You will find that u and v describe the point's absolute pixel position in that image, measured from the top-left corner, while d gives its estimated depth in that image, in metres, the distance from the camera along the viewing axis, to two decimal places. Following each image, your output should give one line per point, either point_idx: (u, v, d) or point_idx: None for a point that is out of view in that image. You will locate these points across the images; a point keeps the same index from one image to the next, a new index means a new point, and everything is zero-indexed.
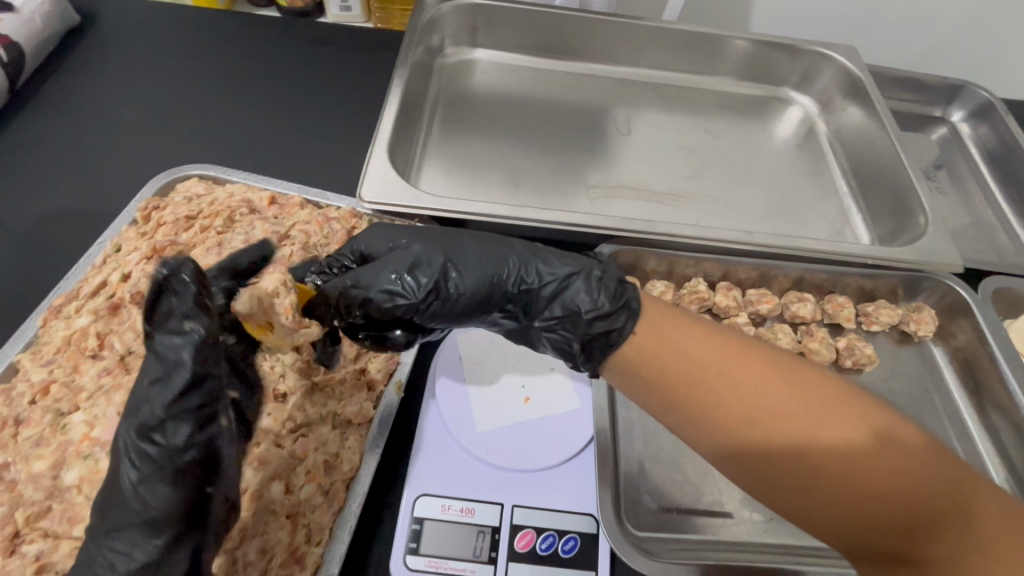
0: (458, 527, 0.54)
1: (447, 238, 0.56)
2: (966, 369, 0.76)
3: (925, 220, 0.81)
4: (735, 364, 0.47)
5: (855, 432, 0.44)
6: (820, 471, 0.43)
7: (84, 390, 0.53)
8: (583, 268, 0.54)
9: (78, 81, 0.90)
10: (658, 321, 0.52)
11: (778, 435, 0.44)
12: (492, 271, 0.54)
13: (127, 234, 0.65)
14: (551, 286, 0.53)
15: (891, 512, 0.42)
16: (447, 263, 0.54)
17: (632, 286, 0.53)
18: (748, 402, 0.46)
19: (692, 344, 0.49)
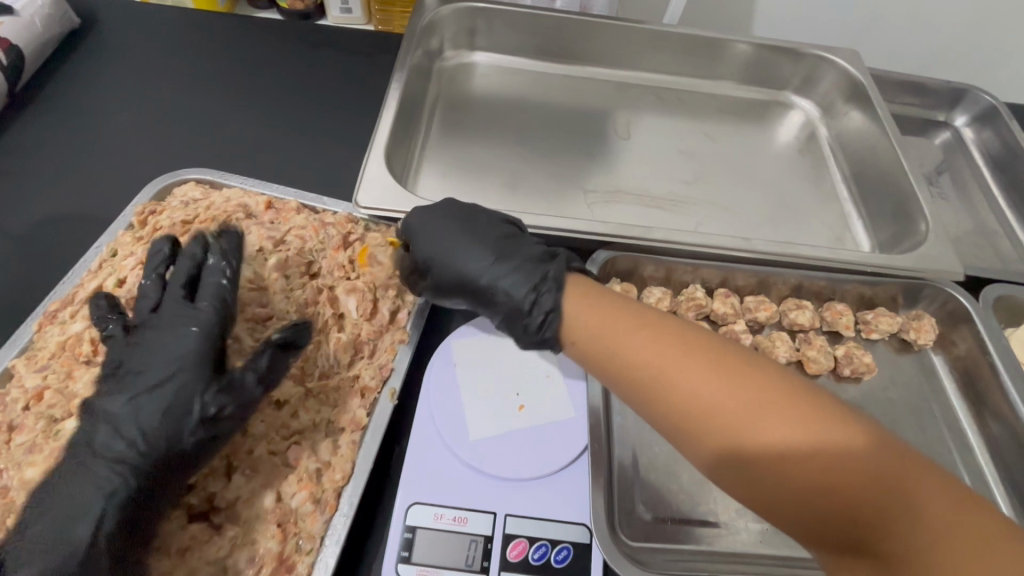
0: (451, 537, 0.54)
1: (445, 235, 0.62)
2: (966, 378, 0.75)
3: (925, 227, 0.80)
4: (682, 358, 0.47)
5: (805, 426, 0.43)
6: (766, 463, 0.43)
7: (77, 396, 0.54)
8: (527, 290, 0.56)
9: (78, 84, 0.90)
10: (608, 318, 0.52)
11: (727, 429, 0.44)
12: (460, 277, 0.60)
13: (123, 239, 0.65)
14: (500, 308, 0.59)
15: (838, 505, 0.41)
16: (430, 270, 0.62)
17: (561, 314, 0.54)
18: (694, 394, 0.46)
19: (640, 340, 0.49)
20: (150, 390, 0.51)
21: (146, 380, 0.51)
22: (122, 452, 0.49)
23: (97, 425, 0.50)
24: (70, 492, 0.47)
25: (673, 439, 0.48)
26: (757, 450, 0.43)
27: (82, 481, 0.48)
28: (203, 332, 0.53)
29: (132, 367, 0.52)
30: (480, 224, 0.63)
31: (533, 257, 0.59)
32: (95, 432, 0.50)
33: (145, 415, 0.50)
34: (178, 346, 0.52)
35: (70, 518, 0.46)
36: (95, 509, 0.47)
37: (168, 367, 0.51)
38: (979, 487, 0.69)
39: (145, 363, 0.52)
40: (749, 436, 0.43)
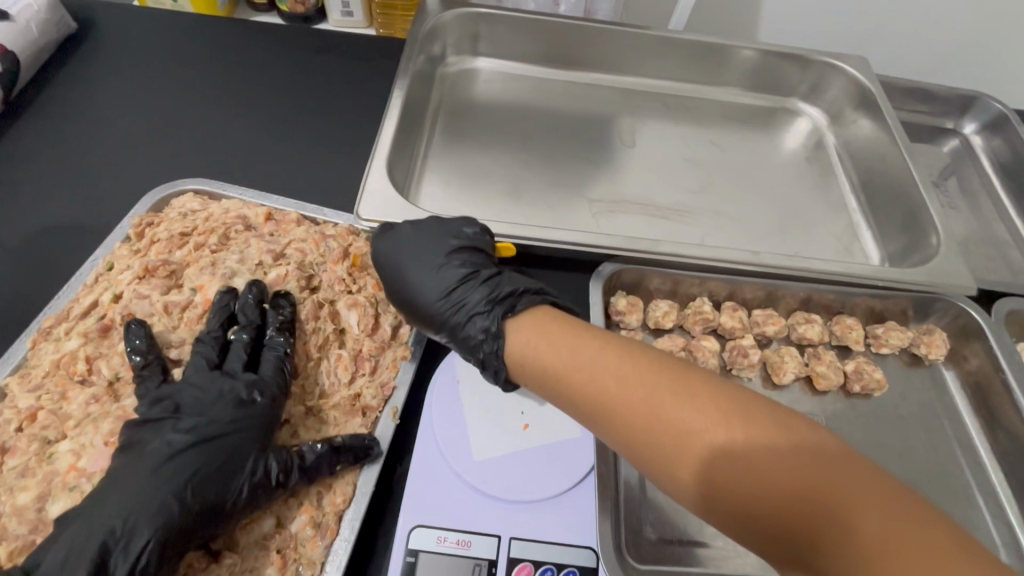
0: (454, 561, 0.53)
1: (399, 278, 0.62)
2: (978, 394, 0.74)
3: (937, 240, 0.79)
4: (624, 371, 0.47)
5: (748, 434, 0.42)
6: (712, 475, 0.41)
7: (71, 418, 0.52)
8: (474, 341, 0.58)
9: (75, 90, 0.89)
10: (552, 333, 0.52)
11: (673, 442, 0.43)
12: (419, 322, 0.62)
13: (119, 252, 0.64)
14: (454, 338, 0.60)
15: (784, 515, 0.40)
16: (393, 296, 0.63)
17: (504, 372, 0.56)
18: (638, 409, 0.45)
19: (583, 354, 0.49)
20: (216, 440, 0.52)
21: (210, 430, 0.53)
22: (171, 491, 0.49)
23: (147, 463, 0.49)
24: (102, 525, 0.46)
25: (625, 454, 0.47)
26: (703, 463, 0.42)
27: (120, 513, 0.47)
28: (265, 391, 0.55)
29: (192, 418, 0.53)
30: (431, 263, 0.61)
31: (479, 304, 0.58)
32: (126, 469, 0.49)
33: (205, 462, 0.51)
34: (234, 396, 0.55)
35: (98, 548, 0.45)
36: (128, 545, 0.46)
37: (238, 424, 0.53)
38: (992, 506, 0.67)
39: (211, 415, 0.54)
40: (694, 448, 0.42)
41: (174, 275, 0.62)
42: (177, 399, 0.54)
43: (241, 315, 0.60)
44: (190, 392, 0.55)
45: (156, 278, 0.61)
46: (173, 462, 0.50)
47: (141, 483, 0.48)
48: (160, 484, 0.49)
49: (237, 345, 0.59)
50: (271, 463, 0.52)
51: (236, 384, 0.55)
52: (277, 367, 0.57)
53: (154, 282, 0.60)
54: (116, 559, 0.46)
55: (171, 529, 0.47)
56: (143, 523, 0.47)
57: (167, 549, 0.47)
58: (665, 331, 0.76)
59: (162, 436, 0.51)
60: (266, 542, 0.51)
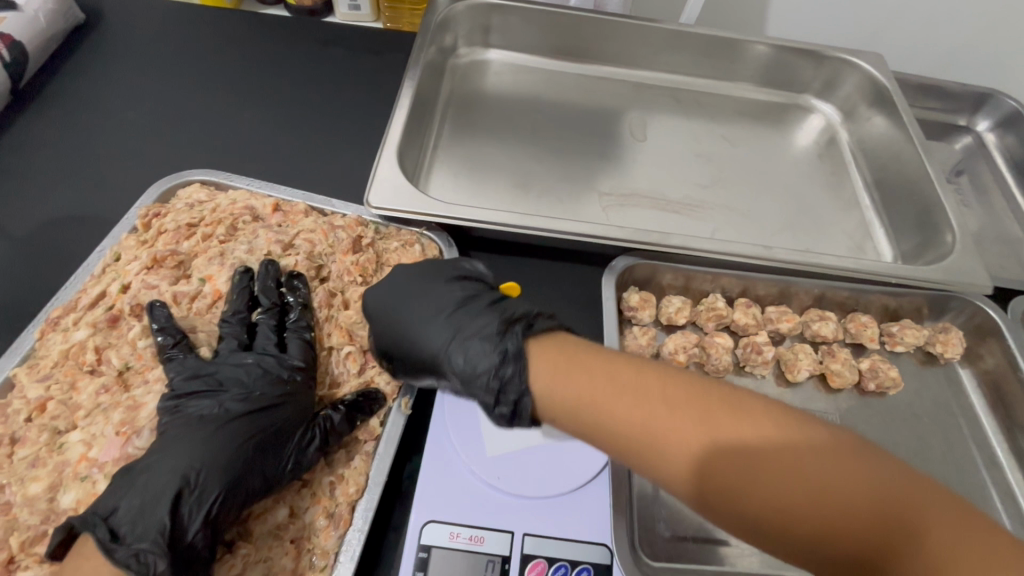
0: (467, 556, 0.52)
1: (398, 317, 0.58)
2: (994, 392, 0.73)
3: (952, 238, 0.78)
4: (663, 402, 0.44)
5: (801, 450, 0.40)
6: (770, 500, 0.39)
7: (82, 408, 0.52)
8: (487, 371, 0.51)
9: (82, 81, 0.88)
10: (578, 362, 0.48)
11: (718, 472, 0.41)
12: (420, 360, 0.56)
13: (127, 242, 0.63)
14: (464, 377, 0.53)
15: (849, 533, 0.38)
16: (393, 343, 0.57)
17: (527, 403, 0.49)
18: (685, 440, 0.42)
19: (616, 381, 0.46)
20: (265, 410, 0.53)
21: (259, 401, 0.53)
22: (232, 448, 0.50)
23: (202, 426, 0.50)
24: (171, 477, 0.47)
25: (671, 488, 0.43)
26: (755, 489, 0.40)
27: (185, 468, 0.47)
28: (303, 370, 0.56)
29: (237, 389, 0.54)
30: (434, 294, 0.58)
31: (488, 328, 0.54)
32: (185, 430, 0.50)
33: (258, 425, 0.52)
34: (278, 371, 0.55)
35: (173, 496, 0.46)
36: (198, 497, 0.47)
37: (285, 394, 0.54)
38: (1008, 505, 0.66)
39: (257, 384, 0.54)
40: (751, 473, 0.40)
41: (182, 265, 0.62)
42: (221, 375, 0.55)
43: (261, 298, 0.60)
44: (231, 369, 0.55)
45: (164, 268, 0.60)
46: (225, 427, 0.51)
47: (197, 444, 0.49)
48: (221, 445, 0.50)
49: (261, 328, 0.58)
50: (315, 430, 0.53)
51: (271, 357, 0.56)
52: (300, 345, 0.57)
53: (162, 272, 0.60)
54: (186, 510, 0.46)
55: (236, 485, 0.48)
56: (208, 479, 0.47)
57: (229, 503, 0.48)
58: (677, 327, 0.75)
59: (212, 401, 0.52)
60: (282, 527, 0.51)
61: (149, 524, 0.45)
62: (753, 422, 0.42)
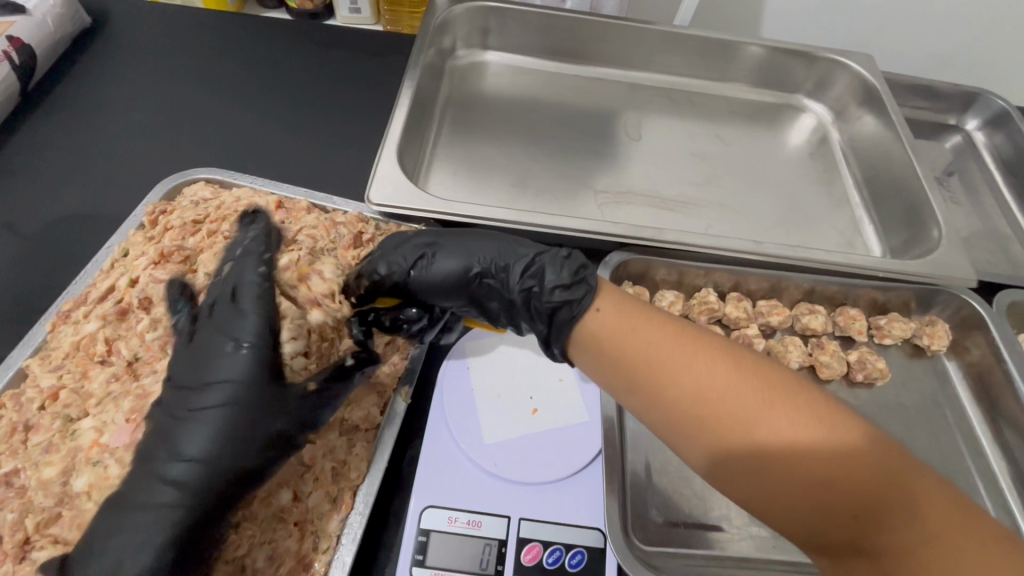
0: (465, 540, 0.54)
1: (450, 232, 0.63)
2: (980, 384, 0.74)
3: (939, 233, 0.80)
4: (696, 356, 0.49)
5: (808, 421, 0.45)
6: (772, 454, 0.44)
7: (93, 396, 0.54)
8: (551, 259, 0.59)
9: (90, 83, 0.90)
10: (624, 315, 0.54)
11: (731, 423, 0.46)
12: (473, 253, 0.60)
13: (134, 238, 0.65)
14: (525, 264, 0.59)
15: (840, 502, 0.42)
16: (437, 246, 0.60)
17: (594, 269, 0.57)
18: (705, 386, 0.47)
19: (657, 335, 0.51)
20: (210, 418, 0.48)
21: (206, 410, 0.48)
22: (173, 472, 0.47)
23: (158, 444, 0.48)
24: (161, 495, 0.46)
25: (675, 438, 0.49)
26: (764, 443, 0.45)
27: (147, 496, 0.46)
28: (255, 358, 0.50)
29: (201, 390, 0.49)
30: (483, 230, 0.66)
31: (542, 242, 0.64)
32: (149, 448, 0.48)
33: (202, 439, 0.47)
34: (230, 367, 0.50)
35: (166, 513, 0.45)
36: (190, 514, 0.46)
37: (254, 395, 0.49)
38: (992, 492, 0.68)
39: (222, 387, 0.49)
40: (756, 425, 0.45)
41: (188, 260, 0.63)
42: (186, 374, 0.51)
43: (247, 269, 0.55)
44: (200, 360, 0.51)
45: (171, 263, 0.62)
46: (197, 435, 0.48)
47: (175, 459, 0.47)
48: (164, 467, 0.47)
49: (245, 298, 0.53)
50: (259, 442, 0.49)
51: (232, 352, 0.50)
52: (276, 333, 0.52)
53: (169, 267, 0.62)
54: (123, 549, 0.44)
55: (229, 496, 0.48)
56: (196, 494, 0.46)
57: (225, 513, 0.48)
58: None
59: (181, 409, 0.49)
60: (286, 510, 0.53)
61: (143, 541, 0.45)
62: (772, 386, 0.47)
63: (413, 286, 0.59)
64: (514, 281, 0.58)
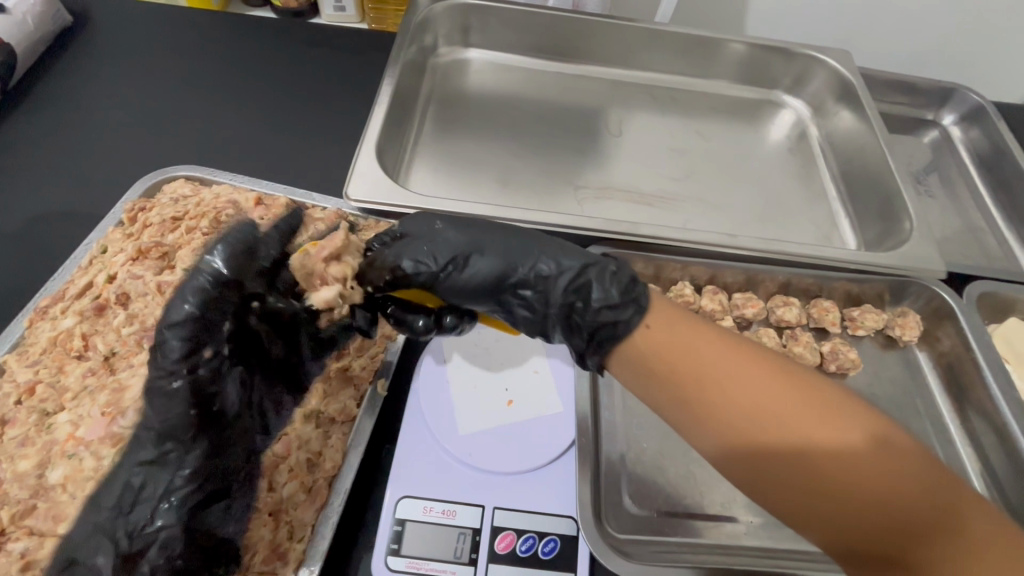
0: (440, 529, 0.55)
1: (481, 227, 0.58)
2: (950, 373, 0.76)
3: (910, 225, 0.81)
4: (746, 369, 0.46)
5: (840, 426, 0.43)
6: (823, 473, 0.42)
7: (69, 390, 0.54)
8: (595, 273, 0.54)
9: (70, 82, 0.90)
10: (670, 325, 0.50)
11: (778, 441, 0.43)
12: (511, 259, 0.55)
13: (113, 236, 0.66)
14: (568, 277, 0.55)
15: (884, 521, 0.41)
16: (472, 247, 0.56)
17: (644, 284, 0.53)
18: (756, 402, 0.44)
19: (706, 348, 0.47)
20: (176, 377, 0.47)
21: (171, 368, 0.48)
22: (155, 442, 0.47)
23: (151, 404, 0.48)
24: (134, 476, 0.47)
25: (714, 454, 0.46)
26: (813, 462, 0.42)
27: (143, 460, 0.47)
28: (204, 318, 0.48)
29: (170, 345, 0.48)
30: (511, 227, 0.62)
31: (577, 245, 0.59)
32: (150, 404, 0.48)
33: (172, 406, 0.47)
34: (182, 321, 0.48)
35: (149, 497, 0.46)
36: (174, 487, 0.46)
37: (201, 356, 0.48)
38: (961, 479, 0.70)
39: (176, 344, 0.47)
40: (805, 444, 0.43)
41: (166, 257, 0.63)
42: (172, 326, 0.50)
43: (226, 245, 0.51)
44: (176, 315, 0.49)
45: (149, 259, 0.62)
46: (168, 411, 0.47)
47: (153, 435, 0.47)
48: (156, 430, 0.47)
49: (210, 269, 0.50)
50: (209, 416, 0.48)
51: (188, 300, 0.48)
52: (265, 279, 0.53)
53: (147, 263, 0.62)
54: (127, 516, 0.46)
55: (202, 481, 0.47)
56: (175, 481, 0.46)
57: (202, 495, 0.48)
58: None
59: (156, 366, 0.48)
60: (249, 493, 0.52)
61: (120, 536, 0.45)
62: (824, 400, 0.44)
63: (443, 293, 0.56)
64: (556, 295, 0.55)
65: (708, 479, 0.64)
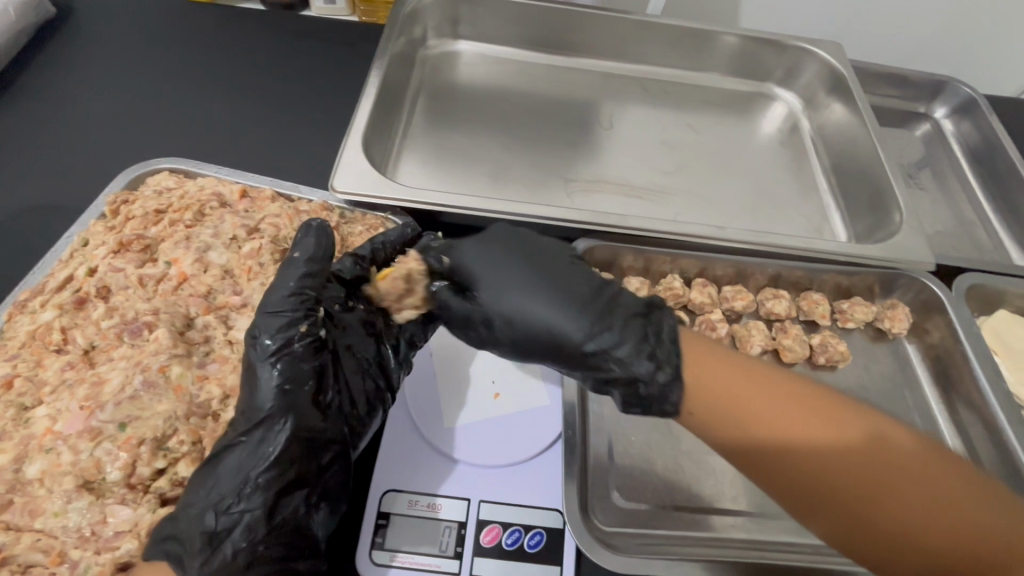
0: (425, 522, 0.55)
1: (522, 294, 0.55)
2: (938, 366, 0.76)
3: (899, 217, 0.81)
4: (809, 415, 0.47)
5: (898, 461, 0.46)
6: (885, 513, 0.44)
7: (47, 384, 0.53)
8: (629, 371, 0.51)
9: (53, 74, 0.89)
10: (735, 385, 0.49)
11: (843, 485, 0.45)
12: (550, 339, 0.54)
13: (95, 228, 0.65)
14: (603, 371, 0.53)
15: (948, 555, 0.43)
16: (513, 323, 0.55)
17: (682, 390, 0.50)
18: (819, 448, 0.46)
19: (769, 397, 0.48)
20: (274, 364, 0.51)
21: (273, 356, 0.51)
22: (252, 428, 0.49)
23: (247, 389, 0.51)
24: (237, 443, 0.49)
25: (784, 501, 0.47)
26: (876, 502, 0.44)
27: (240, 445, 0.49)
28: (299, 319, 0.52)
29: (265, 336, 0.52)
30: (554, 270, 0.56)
31: (627, 309, 0.54)
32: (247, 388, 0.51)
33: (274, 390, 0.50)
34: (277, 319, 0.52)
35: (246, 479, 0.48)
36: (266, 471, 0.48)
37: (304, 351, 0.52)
38: None
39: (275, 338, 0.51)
40: (869, 484, 0.45)
41: (149, 249, 0.63)
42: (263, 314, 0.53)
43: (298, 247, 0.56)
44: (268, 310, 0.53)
45: (130, 251, 0.62)
46: (266, 384, 0.50)
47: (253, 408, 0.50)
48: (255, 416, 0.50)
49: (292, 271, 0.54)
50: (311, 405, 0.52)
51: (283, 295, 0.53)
52: (341, 284, 0.58)
53: (129, 256, 0.61)
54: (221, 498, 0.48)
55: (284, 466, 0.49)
56: (263, 459, 0.49)
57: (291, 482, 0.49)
58: None
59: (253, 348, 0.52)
60: (330, 492, 0.51)
61: (212, 511, 0.47)
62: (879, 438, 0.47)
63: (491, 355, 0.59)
64: (588, 380, 0.55)
65: (696, 472, 0.64)
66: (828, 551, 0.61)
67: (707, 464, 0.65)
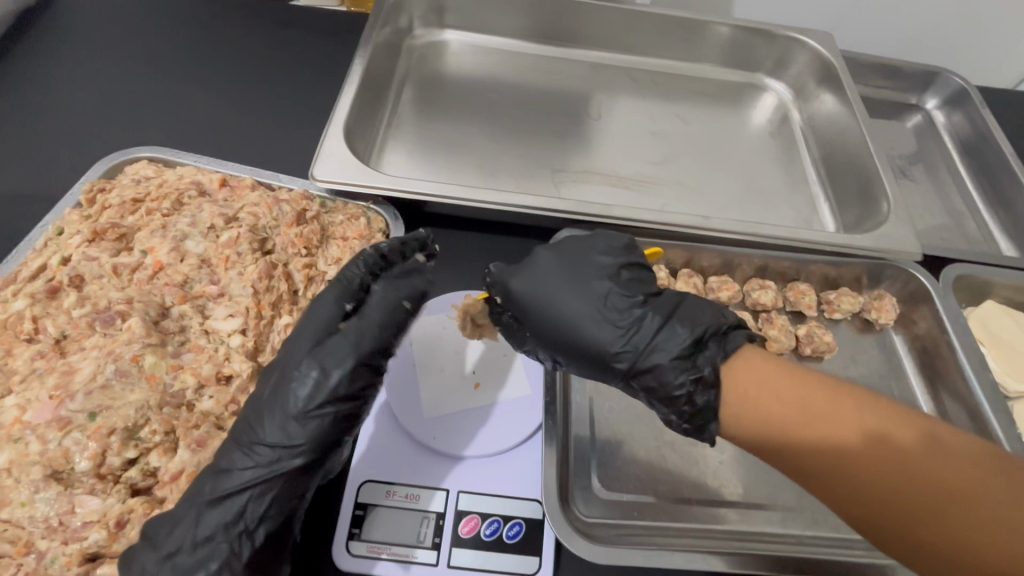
0: (402, 513, 0.54)
1: (569, 323, 0.54)
2: (925, 356, 0.75)
3: (887, 207, 0.80)
4: (841, 411, 0.46)
5: (932, 456, 0.43)
6: (915, 505, 0.43)
7: (17, 374, 0.52)
8: (671, 407, 0.52)
9: (31, 61, 0.88)
10: (778, 400, 0.48)
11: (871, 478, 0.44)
12: (597, 365, 0.55)
13: (70, 217, 0.63)
14: (649, 398, 0.54)
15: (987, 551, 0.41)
16: (562, 351, 0.56)
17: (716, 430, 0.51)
18: (848, 443, 0.45)
19: (802, 402, 0.47)
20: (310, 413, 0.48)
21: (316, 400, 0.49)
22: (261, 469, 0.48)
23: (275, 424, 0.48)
24: (267, 485, 0.47)
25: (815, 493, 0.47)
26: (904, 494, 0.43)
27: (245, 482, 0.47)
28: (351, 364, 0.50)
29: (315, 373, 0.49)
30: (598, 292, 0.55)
31: (678, 340, 0.52)
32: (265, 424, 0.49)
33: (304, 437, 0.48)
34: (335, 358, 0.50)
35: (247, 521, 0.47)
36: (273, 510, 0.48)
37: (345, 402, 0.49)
38: None
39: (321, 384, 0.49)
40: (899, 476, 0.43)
41: (124, 238, 0.62)
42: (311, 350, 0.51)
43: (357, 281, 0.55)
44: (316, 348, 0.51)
45: (105, 240, 0.61)
46: (305, 434, 0.48)
47: (289, 454, 0.48)
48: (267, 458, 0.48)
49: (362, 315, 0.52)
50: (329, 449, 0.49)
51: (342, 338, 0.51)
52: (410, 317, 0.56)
53: (104, 244, 0.60)
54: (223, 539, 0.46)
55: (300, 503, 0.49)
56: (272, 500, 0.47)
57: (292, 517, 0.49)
58: None
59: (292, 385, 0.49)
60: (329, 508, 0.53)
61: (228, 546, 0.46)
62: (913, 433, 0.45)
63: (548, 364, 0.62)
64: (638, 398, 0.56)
65: (680, 463, 0.63)
66: (809, 541, 0.61)
67: (691, 455, 0.64)
